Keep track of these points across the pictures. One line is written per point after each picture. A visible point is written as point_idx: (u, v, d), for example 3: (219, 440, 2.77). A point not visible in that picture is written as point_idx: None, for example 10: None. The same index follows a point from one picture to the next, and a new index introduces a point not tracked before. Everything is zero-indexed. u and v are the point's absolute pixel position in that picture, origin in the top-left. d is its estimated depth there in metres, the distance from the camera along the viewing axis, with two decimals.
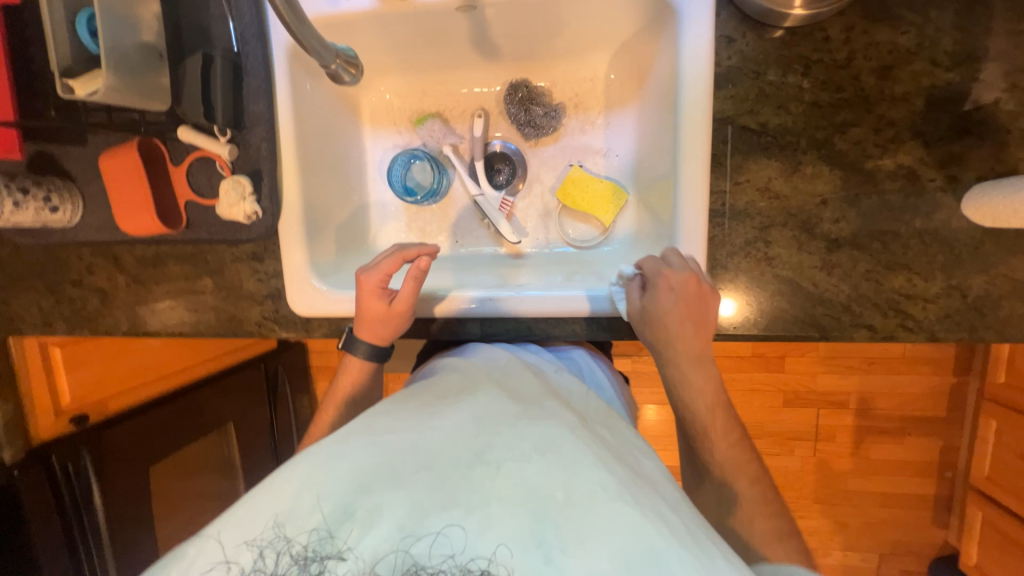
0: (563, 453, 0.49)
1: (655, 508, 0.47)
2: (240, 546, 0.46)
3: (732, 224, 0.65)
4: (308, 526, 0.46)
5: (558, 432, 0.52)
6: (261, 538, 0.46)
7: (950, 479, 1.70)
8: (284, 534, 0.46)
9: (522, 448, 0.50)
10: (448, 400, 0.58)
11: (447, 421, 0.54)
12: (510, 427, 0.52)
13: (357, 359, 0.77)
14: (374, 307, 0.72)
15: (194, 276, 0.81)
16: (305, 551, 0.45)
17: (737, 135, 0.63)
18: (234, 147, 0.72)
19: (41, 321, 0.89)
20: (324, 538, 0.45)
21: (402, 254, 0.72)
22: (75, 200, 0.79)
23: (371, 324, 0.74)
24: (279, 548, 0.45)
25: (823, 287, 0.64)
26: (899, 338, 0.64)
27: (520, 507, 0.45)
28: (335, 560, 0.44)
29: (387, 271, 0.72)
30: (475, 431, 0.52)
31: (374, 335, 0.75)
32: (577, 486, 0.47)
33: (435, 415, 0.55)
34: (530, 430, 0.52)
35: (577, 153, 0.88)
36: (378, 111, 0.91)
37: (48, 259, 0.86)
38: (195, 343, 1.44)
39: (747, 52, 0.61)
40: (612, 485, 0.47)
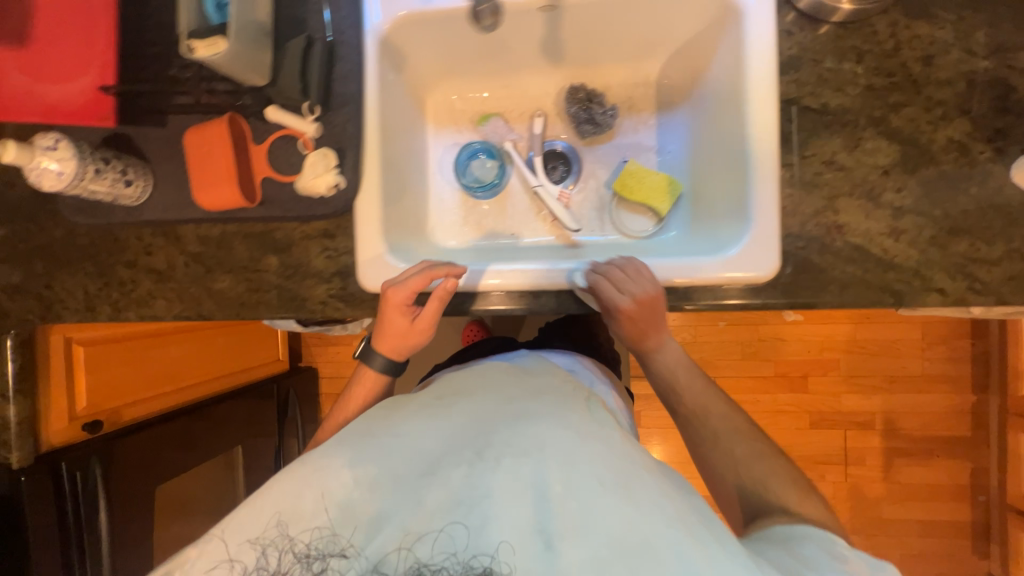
0: (559, 447, 0.49)
1: (657, 498, 0.47)
2: (245, 544, 0.48)
3: (802, 194, 0.69)
4: (309, 525, 0.49)
5: (554, 428, 0.52)
6: (263, 537, 0.49)
7: (985, 504, 1.66)
8: (287, 534, 0.49)
9: (519, 444, 0.50)
10: (447, 403, 0.60)
11: (447, 424, 0.56)
12: (507, 427, 0.54)
13: (371, 370, 0.76)
14: (396, 324, 0.73)
15: (259, 254, 0.80)
16: (309, 550, 0.48)
17: (801, 114, 0.69)
18: (320, 125, 0.75)
19: (83, 305, 0.85)
20: (328, 537, 0.48)
21: (428, 275, 0.72)
22: (147, 176, 0.79)
23: (392, 338, 0.75)
24: (283, 547, 0.48)
25: (893, 253, 0.68)
26: (969, 301, 0.66)
27: (517, 503, 0.46)
28: (338, 558, 0.47)
29: (414, 289, 0.72)
30: (474, 433, 0.54)
31: (393, 348, 0.75)
32: (573, 478, 0.47)
33: (435, 418, 0.58)
34: (525, 428, 0.53)
35: (631, 150, 0.93)
36: (442, 111, 0.96)
37: (102, 240, 0.84)
38: (211, 356, 1.39)
39: (805, 43, 0.70)
40: (611, 476, 0.47)
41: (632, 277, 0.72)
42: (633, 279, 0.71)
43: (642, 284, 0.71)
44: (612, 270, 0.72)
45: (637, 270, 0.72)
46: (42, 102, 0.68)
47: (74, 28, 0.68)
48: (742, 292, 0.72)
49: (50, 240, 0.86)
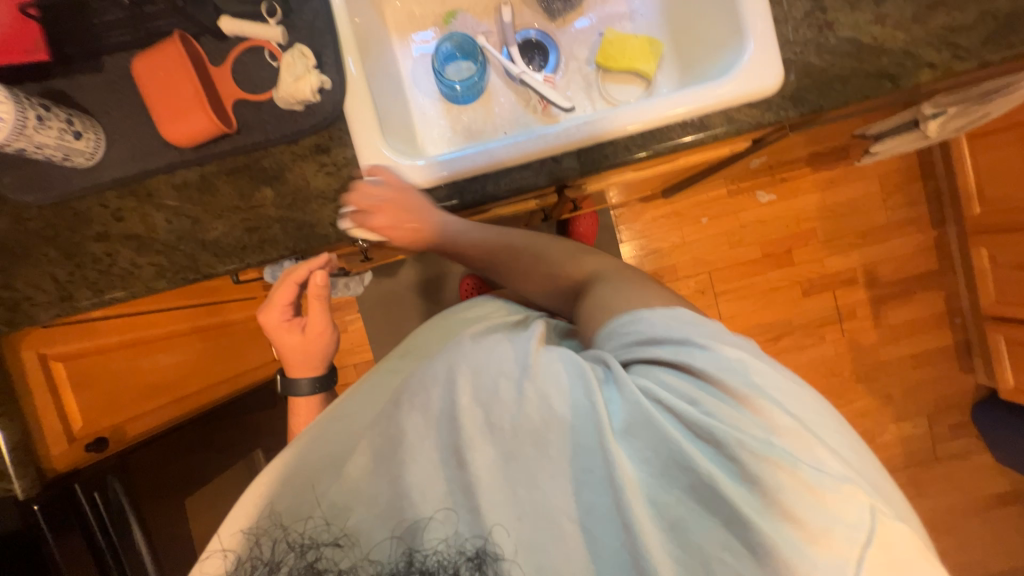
0: (460, 369, 0.57)
1: (558, 370, 0.56)
2: (236, 535, 0.55)
3: (789, 1, 0.71)
4: (300, 518, 0.55)
5: (456, 355, 0.59)
6: (255, 527, 0.55)
7: (963, 324, 1.83)
8: (280, 524, 0.55)
9: (428, 380, 0.58)
10: (390, 369, 0.68)
11: (383, 384, 0.65)
12: (419, 370, 0.61)
13: (303, 396, 0.85)
14: (292, 343, 0.82)
15: (250, 189, 0.73)
16: (303, 539, 0.54)
17: None
18: (285, 29, 0.69)
19: (57, 295, 0.75)
20: (321, 527, 0.54)
21: (286, 281, 0.79)
22: (97, 129, 0.70)
23: (298, 358, 0.84)
24: (276, 536, 0.55)
25: (883, 39, 0.70)
26: (958, 69, 0.70)
27: (434, 434, 0.55)
28: (333, 545, 0.53)
29: (284, 303, 0.82)
30: (397, 388, 0.62)
31: (305, 366, 0.85)
32: (479, 397, 0.55)
33: (370, 386, 0.65)
34: (434, 365, 0.60)
35: (605, 22, 0.92)
36: (402, 20, 0.90)
37: (60, 217, 0.74)
38: (206, 360, 1.28)
39: None
40: (513, 372, 0.56)
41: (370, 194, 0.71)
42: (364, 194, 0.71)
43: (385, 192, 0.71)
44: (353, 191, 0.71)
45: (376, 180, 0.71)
46: None
47: None
48: (759, 108, 0.72)
49: None
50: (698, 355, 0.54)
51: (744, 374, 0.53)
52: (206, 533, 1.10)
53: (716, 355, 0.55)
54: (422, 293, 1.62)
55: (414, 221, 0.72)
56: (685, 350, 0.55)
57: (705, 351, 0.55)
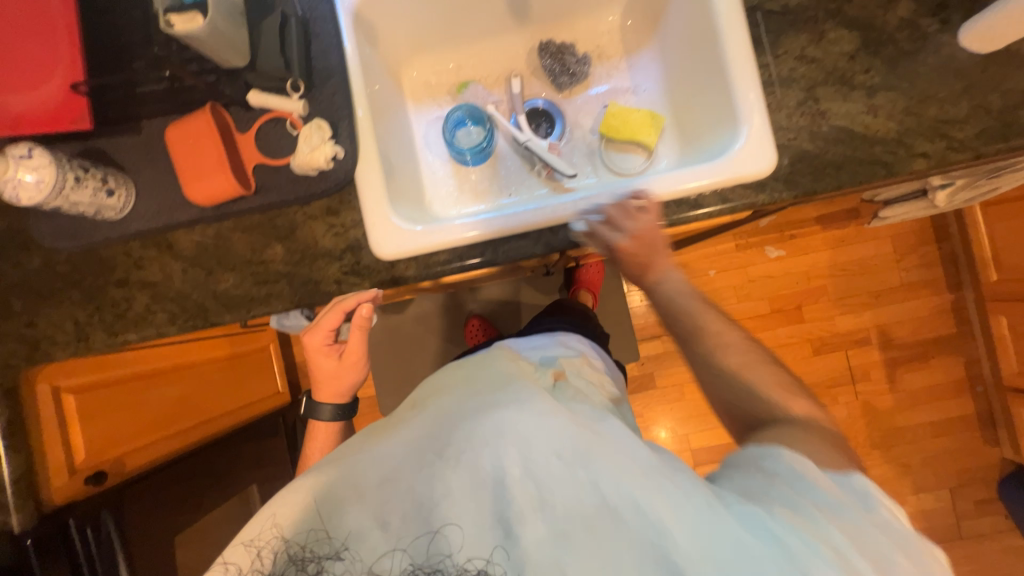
0: (516, 432, 0.50)
1: (628, 457, 0.51)
2: (239, 547, 0.49)
3: (782, 89, 0.74)
4: (304, 529, 0.49)
5: (514, 414, 0.52)
6: (258, 539, 0.49)
7: (984, 393, 1.76)
8: (283, 536, 0.49)
9: (477, 437, 0.51)
10: (417, 409, 0.60)
11: (415, 424, 0.56)
12: (467, 419, 0.53)
13: (323, 420, 0.86)
14: (328, 367, 0.83)
15: (263, 246, 0.78)
16: (303, 552, 0.47)
17: (766, 18, 0.75)
18: (307, 102, 0.75)
19: (74, 336, 0.79)
20: (322, 538, 0.48)
21: (336, 308, 0.78)
22: (129, 185, 0.76)
23: (330, 382, 0.84)
24: (279, 549, 0.48)
25: (875, 128, 0.72)
26: (952, 159, 0.71)
27: (478, 497, 0.47)
28: (334, 560, 0.46)
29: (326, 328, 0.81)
30: (434, 432, 0.54)
31: (333, 392, 0.85)
32: (530, 462, 0.48)
33: (398, 429, 0.56)
34: (489, 417, 0.52)
35: (609, 95, 0.96)
36: (419, 87, 0.96)
37: (86, 263, 0.79)
38: (214, 390, 1.31)
39: None
40: (570, 454, 0.49)
41: (626, 216, 0.71)
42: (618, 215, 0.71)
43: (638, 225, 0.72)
44: (613, 205, 0.72)
45: (640, 205, 0.71)
46: (9, 113, 0.65)
47: (31, 31, 0.65)
48: (750, 190, 0.74)
49: (26, 273, 0.79)
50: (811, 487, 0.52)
51: (867, 535, 0.48)
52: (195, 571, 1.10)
53: (836, 505, 0.50)
54: (427, 332, 1.64)
55: (650, 257, 0.73)
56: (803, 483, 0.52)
57: (831, 494, 0.51)
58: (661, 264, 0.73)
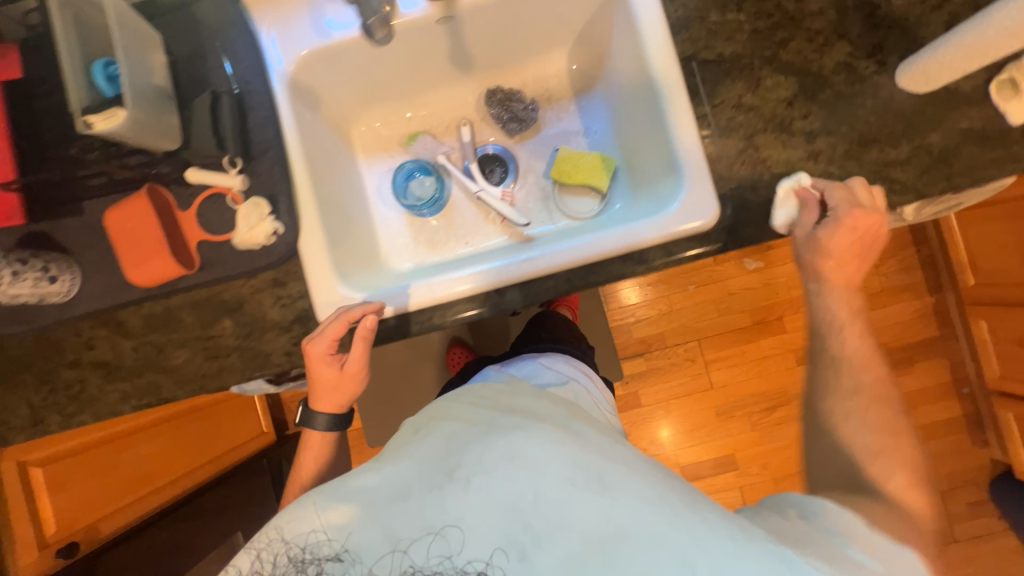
0: (529, 458, 0.49)
1: (639, 485, 0.48)
2: (242, 551, 0.51)
3: (721, 139, 0.73)
4: (303, 533, 0.50)
5: (528, 439, 0.51)
6: (258, 543, 0.51)
7: (971, 395, 1.75)
8: (286, 541, 0.50)
9: (490, 460, 0.50)
10: (424, 422, 0.60)
11: (426, 441, 0.56)
12: (481, 443, 0.52)
13: (318, 430, 0.77)
14: (328, 378, 0.72)
15: (211, 320, 0.77)
16: (303, 555, 0.49)
17: (701, 67, 0.74)
18: (246, 176, 0.75)
19: (30, 420, 0.79)
20: (323, 540, 0.49)
21: (347, 319, 0.71)
22: (74, 270, 0.75)
23: (326, 393, 0.74)
24: (279, 551, 0.50)
25: (816, 174, 0.72)
26: (895, 202, 0.71)
27: (486, 515, 0.47)
28: (336, 562, 0.48)
29: (332, 338, 0.71)
30: (446, 451, 0.53)
31: (331, 403, 0.75)
32: (541, 486, 0.47)
33: (408, 445, 0.56)
34: (503, 441, 0.52)
35: (560, 138, 0.96)
36: (369, 141, 0.96)
37: (37, 347, 0.79)
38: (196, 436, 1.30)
39: (689, 5, 0.76)
40: (581, 479, 0.48)
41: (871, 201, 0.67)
42: (856, 188, 0.67)
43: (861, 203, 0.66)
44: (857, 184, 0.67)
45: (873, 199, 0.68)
46: None
47: None
48: (691, 242, 0.74)
49: None
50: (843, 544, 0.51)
51: None
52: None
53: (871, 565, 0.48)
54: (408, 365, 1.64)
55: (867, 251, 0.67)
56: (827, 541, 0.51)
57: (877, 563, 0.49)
58: (860, 269, 0.68)
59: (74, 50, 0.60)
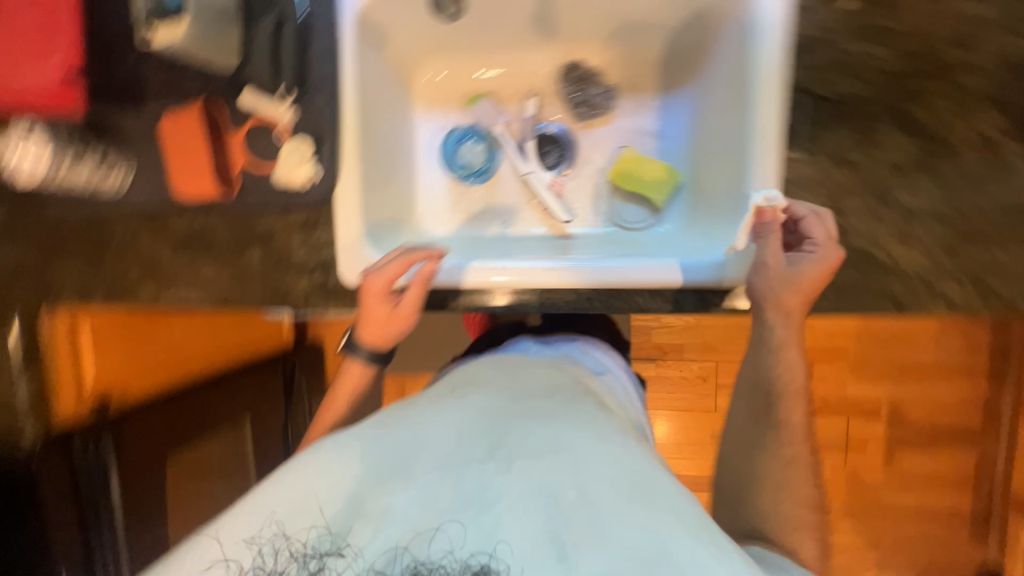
0: (575, 449, 0.45)
1: (681, 498, 0.43)
2: (236, 544, 0.40)
3: (804, 193, 0.64)
4: (309, 520, 0.41)
5: (571, 430, 0.47)
6: (258, 536, 0.40)
7: None
8: (283, 533, 0.40)
9: (533, 444, 0.45)
10: (456, 393, 0.55)
11: (460, 406, 0.51)
12: (522, 424, 0.48)
13: (358, 364, 0.73)
14: (380, 314, 0.71)
15: (242, 245, 0.79)
16: (305, 548, 0.40)
17: (811, 103, 0.64)
18: (297, 109, 0.74)
19: (77, 292, 0.87)
20: (326, 533, 0.40)
21: (411, 260, 0.70)
22: (126, 164, 0.78)
23: (374, 327, 0.72)
24: (278, 546, 0.39)
25: (900, 258, 0.63)
26: (979, 310, 0.62)
27: (527, 507, 0.40)
28: (336, 557, 0.39)
29: (392, 274, 0.70)
30: (484, 426, 0.48)
31: (377, 338, 0.72)
32: (586, 481, 0.42)
33: (439, 408, 0.52)
34: (542, 427, 0.48)
35: (628, 135, 0.88)
36: (430, 91, 0.90)
37: (89, 228, 0.84)
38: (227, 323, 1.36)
39: (822, 21, 0.64)
40: (625, 480, 0.42)
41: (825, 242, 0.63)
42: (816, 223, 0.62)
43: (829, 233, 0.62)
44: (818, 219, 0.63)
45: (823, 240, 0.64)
46: (11, 87, 0.67)
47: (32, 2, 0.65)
48: (727, 296, 0.69)
49: (40, 226, 0.86)
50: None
51: None
52: (183, 498, 1.20)
53: None
54: None
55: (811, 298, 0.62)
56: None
57: None
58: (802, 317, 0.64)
59: None
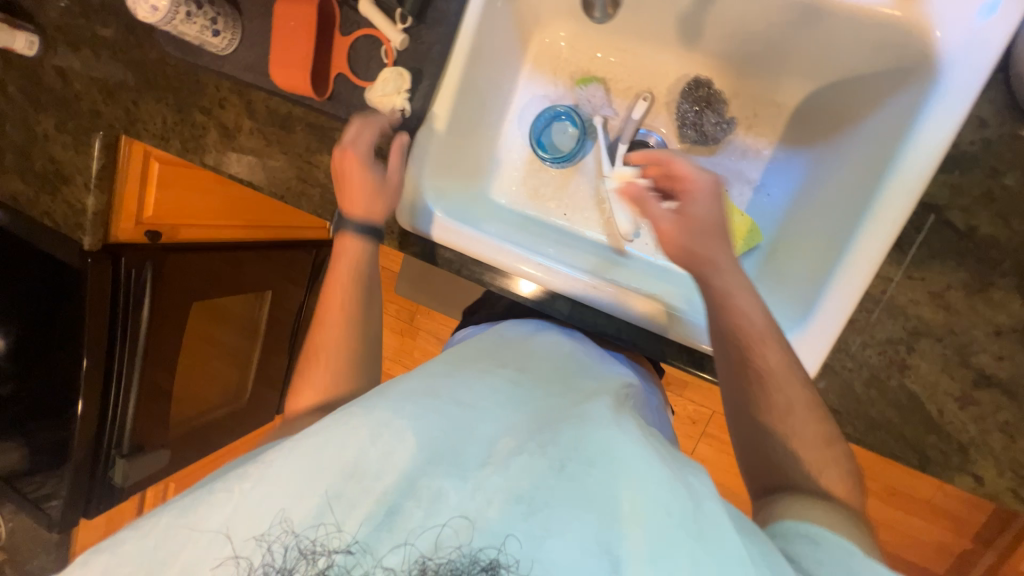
0: (628, 459, 0.42)
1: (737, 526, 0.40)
2: (248, 540, 0.40)
3: (882, 315, 0.59)
4: (313, 519, 0.41)
5: (623, 438, 0.45)
6: (268, 534, 0.40)
7: None
8: (291, 528, 0.40)
9: (586, 449, 0.44)
10: (505, 383, 0.56)
11: (510, 401, 0.52)
12: (574, 427, 0.47)
13: (350, 237, 0.69)
14: (366, 177, 0.68)
15: (316, 149, 0.81)
16: (314, 544, 0.40)
17: (937, 227, 0.57)
18: (407, 37, 0.70)
19: (159, 133, 0.91)
20: (335, 529, 0.40)
21: (373, 123, 0.70)
22: (235, 30, 0.79)
23: (360, 195, 0.69)
24: (287, 543, 0.40)
25: (948, 418, 0.59)
26: (1004, 502, 0.58)
27: (573, 514, 0.39)
28: (344, 555, 0.39)
29: (369, 139, 0.69)
30: (534, 427, 0.48)
31: (366, 208, 0.69)
32: (639, 494, 0.39)
33: (488, 394, 0.53)
34: (594, 430, 0.46)
35: (729, 174, 0.80)
36: (544, 55, 0.85)
37: (186, 78, 0.87)
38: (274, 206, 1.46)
39: (993, 144, 0.56)
40: (683, 498, 0.40)
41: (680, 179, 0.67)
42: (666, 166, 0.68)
43: (697, 168, 0.66)
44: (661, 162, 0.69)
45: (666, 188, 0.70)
46: None
47: None
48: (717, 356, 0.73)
49: (145, 59, 0.90)
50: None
51: None
52: (205, 338, 1.37)
53: None
54: None
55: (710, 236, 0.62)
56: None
57: None
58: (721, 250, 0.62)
59: None
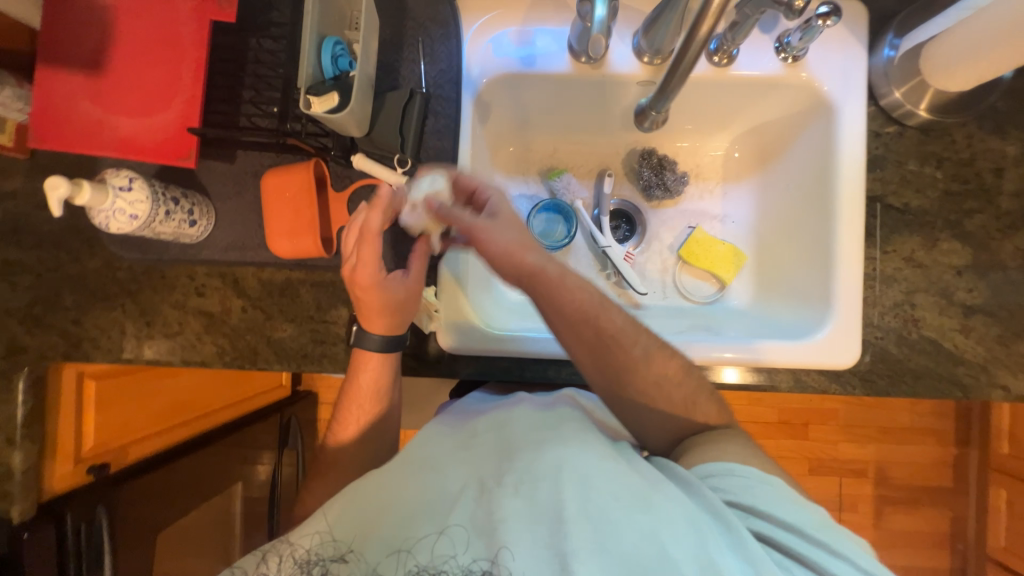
0: (580, 474, 0.53)
1: (676, 513, 0.51)
2: (252, 553, 0.55)
3: (882, 287, 0.73)
4: (309, 534, 0.54)
5: (582, 456, 0.54)
6: (267, 545, 0.55)
7: (963, 551, 1.71)
8: (293, 544, 0.54)
9: (544, 470, 0.53)
10: (468, 433, 0.62)
11: (478, 450, 0.59)
12: (534, 449, 0.56)
13: (371, 351, 0.70)
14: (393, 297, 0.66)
15: (329, 305, 0.76)
16: (308, 556, 0.53)
17: (884, 211, 0.74)
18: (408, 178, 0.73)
19: (118, 345, 0.78)
20: (327, 542, 0.54)
21: (373, 234, 0.63)
22: (210, 213, 0.73)
23: (384, 313, 0.67)
24: (285, 553, 0.54)
25: (963, 349, 0.72)
26: None
27: (534, 525, 0.50)
28: (339, 562, 0.52)
29: (374, 259, 0.64)
30: (499, 457, 0.57)
31: (389, 323, 0.68)
32: (587, 501, 0.51)
33: (458, 450, 0.59)
34: (560, 453, 0.55)
35: (697, 216, 0.93)
36: (511, 161, 0.94)
37: (147, 276, 0.78)
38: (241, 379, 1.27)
39: (890, 145, 0.75)
40: (631, 498, 0.52)
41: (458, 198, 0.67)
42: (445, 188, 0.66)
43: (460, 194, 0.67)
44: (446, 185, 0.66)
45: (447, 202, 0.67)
46: (114, 135, 0.64)
47: (159, 59, 0.64)
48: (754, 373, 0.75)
49: (85, 271, 0.78)
50: (784, 506, 0.54)
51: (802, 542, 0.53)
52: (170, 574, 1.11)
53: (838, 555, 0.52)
54: None
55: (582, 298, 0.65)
56: (776, 504, 0.54)
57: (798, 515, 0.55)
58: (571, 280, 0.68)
59: (313, 25, 0.59)
